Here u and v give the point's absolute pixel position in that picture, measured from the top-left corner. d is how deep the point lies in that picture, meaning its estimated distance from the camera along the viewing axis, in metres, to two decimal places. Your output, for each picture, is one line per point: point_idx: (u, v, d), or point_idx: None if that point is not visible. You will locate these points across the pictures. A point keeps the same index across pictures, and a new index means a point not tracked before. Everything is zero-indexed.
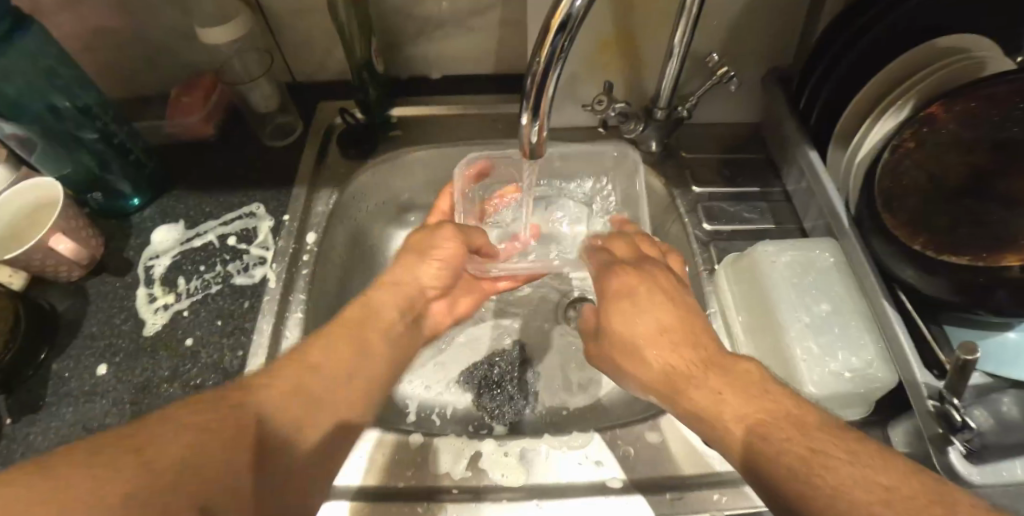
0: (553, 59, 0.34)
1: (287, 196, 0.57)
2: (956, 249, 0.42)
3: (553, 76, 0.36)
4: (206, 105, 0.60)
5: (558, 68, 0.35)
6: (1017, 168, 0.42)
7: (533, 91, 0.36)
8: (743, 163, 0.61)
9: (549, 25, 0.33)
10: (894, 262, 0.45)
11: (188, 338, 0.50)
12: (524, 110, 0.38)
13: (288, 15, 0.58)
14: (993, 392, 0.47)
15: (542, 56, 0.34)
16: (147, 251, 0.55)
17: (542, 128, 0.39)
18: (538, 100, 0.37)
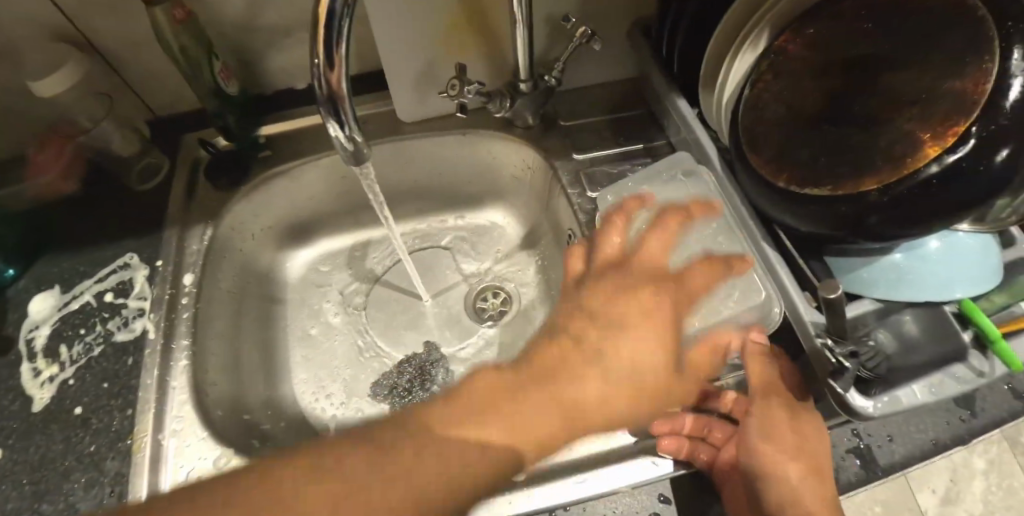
0: (333, 61, 0.32)
1: (160, 239, 0.55)
2: (819, 182, 0.40)
3: (342, 77, 0.33)
4: (63, 159, 0.57)
5: (345, 66, 0.33)
6: (870, 85, 0.39)
7: (326, 95, 0.34)
8: (626, 122, 0.59)
9: (318, 23, 0.30)
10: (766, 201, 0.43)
11: (77, 406, 0.49)
12: (326, 115, 0.35)
13: (121, 51, 0.54)
14: (893, 312, 0.45)
15: (321, 57, 0.31)
16: (27, 323, 0.53)
17: (354, 131, 0.37)
18: (335, 103, 0.34)
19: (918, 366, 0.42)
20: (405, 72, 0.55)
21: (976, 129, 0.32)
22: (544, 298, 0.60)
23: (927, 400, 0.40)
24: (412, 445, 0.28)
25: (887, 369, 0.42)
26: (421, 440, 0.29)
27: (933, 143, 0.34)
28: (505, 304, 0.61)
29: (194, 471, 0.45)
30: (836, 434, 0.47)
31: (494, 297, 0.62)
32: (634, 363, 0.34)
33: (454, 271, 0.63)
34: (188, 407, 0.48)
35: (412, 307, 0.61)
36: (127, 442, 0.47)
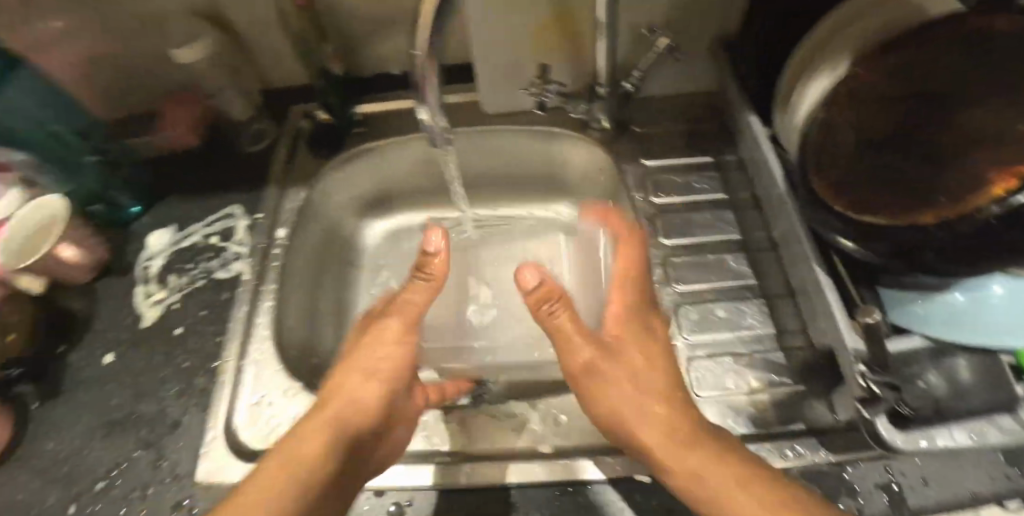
0: (431, 52, 0.36)
1: (261, 196, 0.62)
2: (875, 209, 0.41)
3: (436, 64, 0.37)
4: (188, 117, 0.65)
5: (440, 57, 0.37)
6: (947, 119, 0.40)
7: (418, 80, 0.39)
8: (697, 135, 0.61)
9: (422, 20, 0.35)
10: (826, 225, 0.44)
11: (179, 328, 0.57)
12: (419, 103, 0.41)
13: (249, 29, 0.62)
14: (948, 354, 0.44)
15: (421, 47, 0.36)
16: (145, 253, 0.62)
17: (440, 116, 0.42)
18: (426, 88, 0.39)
19: (962, 410, 0.41)
20: (491, 68, 0.60)
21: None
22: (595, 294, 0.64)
23: (966, 445, 0.40)
24: (284, 436, 0.41)
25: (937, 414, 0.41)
26: (291, 430, 0.41)
27: (1004, 180, 0.33)
28: None
29: (268, 397, 0.52)
30: (865, 467, 0.45)
31: None
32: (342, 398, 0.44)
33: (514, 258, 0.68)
34: (268, 343, 0.54)
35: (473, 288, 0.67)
36: (216, 363, 0.54)
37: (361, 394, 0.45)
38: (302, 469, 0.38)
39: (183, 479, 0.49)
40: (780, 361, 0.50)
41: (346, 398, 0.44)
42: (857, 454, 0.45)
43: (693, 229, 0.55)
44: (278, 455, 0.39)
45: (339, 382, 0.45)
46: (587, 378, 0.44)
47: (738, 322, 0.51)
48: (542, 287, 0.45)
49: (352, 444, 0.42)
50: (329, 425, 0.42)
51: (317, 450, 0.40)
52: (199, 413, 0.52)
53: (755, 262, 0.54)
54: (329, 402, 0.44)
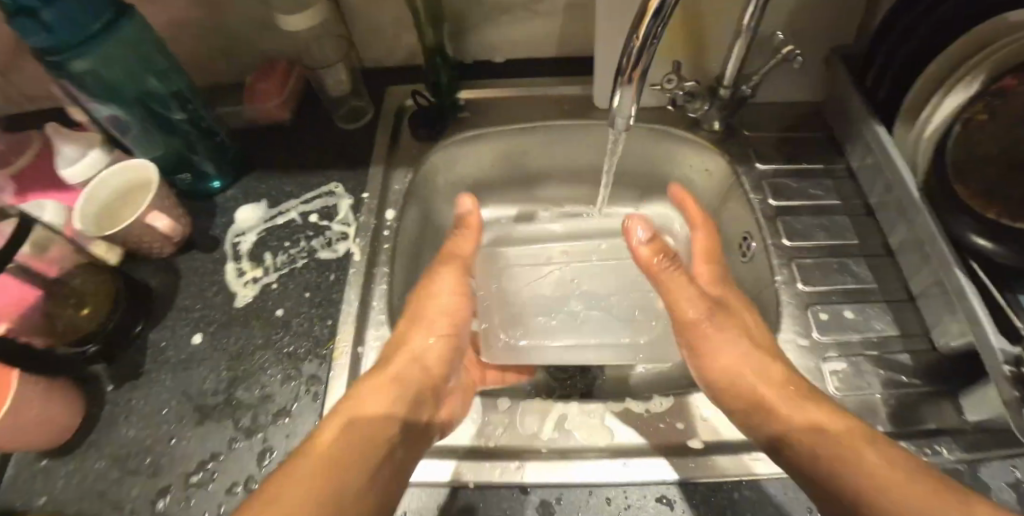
0: (646, 42, 0.35)
1: (363, 176, 0.60)
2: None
3: (647, 53, 0.37)
4: (283, 90, 0.63)
5: (653, 48, 0.36)
6: None
7: (627, 71, 0.38)
8: (804, 143, 0.62)
9: (647, 9, 0.34)
10: (970, 229, 0.46)
11: (279, 309, 0.53)
12: (615, 95, 0.41)
13: (360, 3, 0.60)
14: None
15: (640, 35, 0.35)
16: (233, 228, 0.58)
17: (633, 106, 0.42)
18: (630, 76, 0.38)
19: None
20: (612, 61, 0.59)
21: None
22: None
23: None
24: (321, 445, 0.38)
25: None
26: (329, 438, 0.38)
27: None
28: None
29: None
30: (995, 465, 0.43)
31: None
32: (373, 397, 0.43)
33: None
34: (385, 328, 0.51)
35: None
36: (326, 348, 0.50)
37: (428, 356, 0.48)
38: (375, 418, 0.41)
39: None
40: (904, 364, 0.50)
41: (412, 361, 0.47)
42: (987, 453, 0.44)
43: (813, 230, 0.56)
44: (323, 460, 0.36)
45: (410, 336, 0.48)
46: (701, 336, 0.49)
47: (867, 324, 0.51)
48: (655, 241, 0.49)
49: (415, 400, 0.44)
50: (403, 383, 0.45)
51: (389, 403, 0.43)
52: (309, 402, 0.48)
53: (876, 267, 0.54)
54: (391, 354, 0.47)
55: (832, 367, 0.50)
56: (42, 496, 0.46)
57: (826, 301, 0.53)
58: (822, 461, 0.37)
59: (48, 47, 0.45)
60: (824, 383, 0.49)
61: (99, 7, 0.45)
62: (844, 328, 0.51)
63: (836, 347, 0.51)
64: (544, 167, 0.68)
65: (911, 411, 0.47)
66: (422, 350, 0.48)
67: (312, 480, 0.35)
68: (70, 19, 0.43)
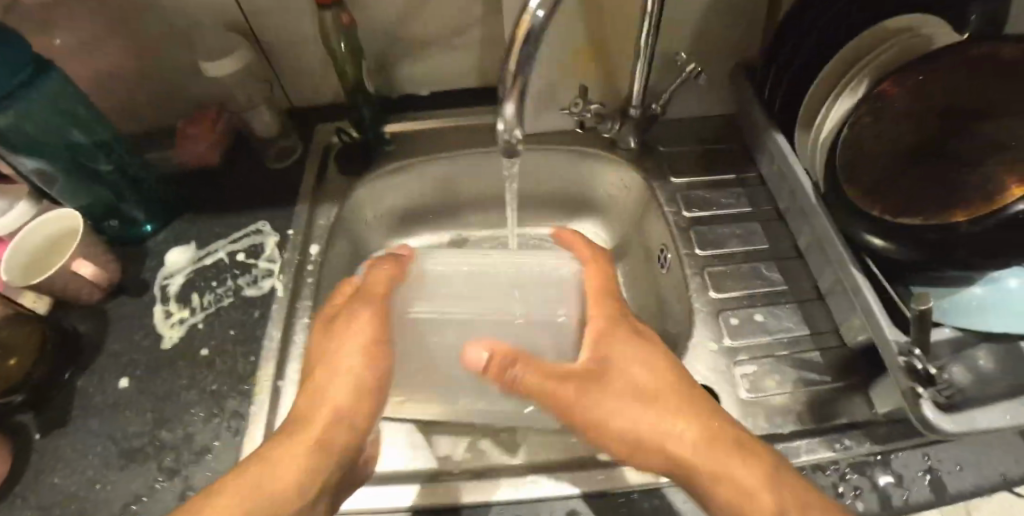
0: (520, 68, 0.39)
1: (290, 212, 0.61)
2: (911, 211, 0.44)
3: (523, 78, 0.40)
4: (214, 132, 0.64)
5: (527, 73, 0.40)
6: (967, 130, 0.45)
7: (507, 95, 0.41)
8: (718, 155, 0.65)
9: (516, 36, 0.37)
10: (865, 229, 0.46)
11: (204, 348, 0.54)
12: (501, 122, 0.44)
13: (283, 47, 0.63)
14: (968, 346, 0.48)
15: (514, 62, 0.39)
16: (162, 271, 0.59)
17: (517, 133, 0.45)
18: (509, 100, 0.41)
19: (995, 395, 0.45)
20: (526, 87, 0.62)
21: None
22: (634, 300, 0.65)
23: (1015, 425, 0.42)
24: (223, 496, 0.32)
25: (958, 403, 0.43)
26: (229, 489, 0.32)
27: None
28: None
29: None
30: (910, 458, 0.44)
31: None
32: (290, 454, 0.34)
33: None
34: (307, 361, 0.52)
35: None
36: (249, 384, 0.51)
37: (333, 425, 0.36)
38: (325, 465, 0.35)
39: None
40: (813, 362, 0.51)
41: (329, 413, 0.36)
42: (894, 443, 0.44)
43: (727, 238, 0.58)
44: None
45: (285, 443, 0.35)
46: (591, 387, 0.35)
47: (778, 327, 0.53)
48: (496, 358, 0.35)
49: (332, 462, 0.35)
50: (318, 435, 0.35)
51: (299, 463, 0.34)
52: (232, 441, 0.48)
53: (787, 269, 0.56)
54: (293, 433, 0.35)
55: (744, 370, 0.50)
56: None
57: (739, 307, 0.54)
58: (747, 509, 0.31)
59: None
60: (736, 387, 0.49)
61: (20, 69, 0.47)
62: (757, 331, 0.52)
63: (748, 351, 0.51)
64: (472, 193, 0.69)
65: (829, 408, 0.48)
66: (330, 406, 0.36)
67: (243, 504, 0.31)
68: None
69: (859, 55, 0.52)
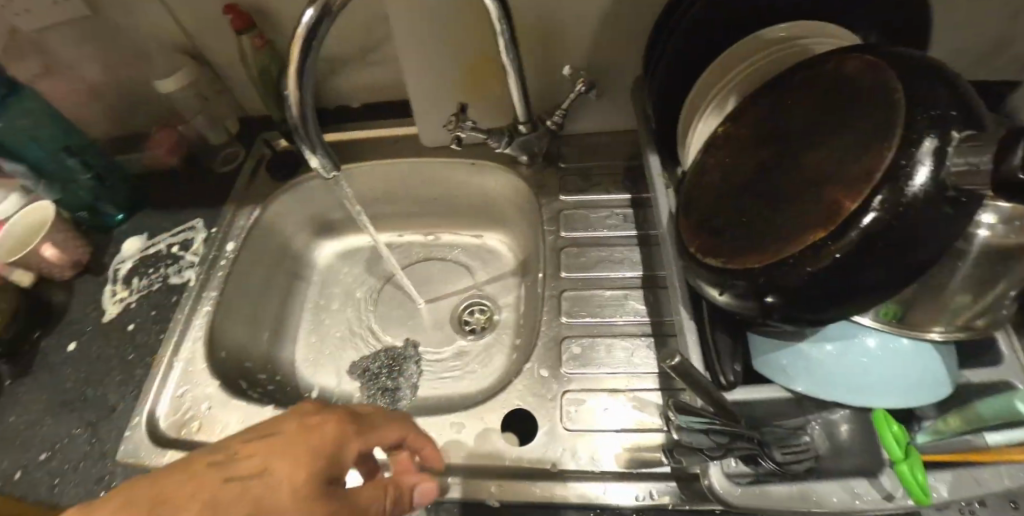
0: (300, 88, 0.43)
1: (219, 211, 0.69)
2: (719, 252, 0.42)
3: (304, 98, 0.43)
4: (171, 140, 0.74)
5: (307, 91, 0.43)
6: (794, 157, 0.41)
7: (298, 121, 0.45)
8: (620, 174, 0.63)
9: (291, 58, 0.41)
10: (704, 279, 0.42)
11: (131, 324, 0.64)
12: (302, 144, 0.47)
13: (225, 63, 0.71)
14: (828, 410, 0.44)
15: (292, 87, 0.42)
16: (118, 256, 0.70)
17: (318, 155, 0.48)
18: (299, 125, 0.45)
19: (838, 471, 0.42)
20: (425, 103, 0.65)
21: (870, 208, 0.32)
22: (524, 316, 0.65)
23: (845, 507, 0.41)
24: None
25: (808, 471, 0.42)
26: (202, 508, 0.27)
27: (822, 229, 0.35)
28: (487, 322, 0.68)
29: (203, 405, 0.56)
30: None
31: (480, 314, 0.69)
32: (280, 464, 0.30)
33: (453, 284, 0.71)
34: (198, 344, 0.60)
35: (409, 307, 0.70)
36: (153, 358, 0.60)
37: (275, 492, 0.29)
38: (270, 509, 0.28)
39: (109, 457, 0.55)
40: (648, 399, 0.49)
41: (249, 493, 0.29)
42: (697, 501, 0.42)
43: (598, 261, 0.57)
44: None
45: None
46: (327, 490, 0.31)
47: (621, 359, 0.51)
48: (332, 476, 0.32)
49: (342, 497, 0.31)
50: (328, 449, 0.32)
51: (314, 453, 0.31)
52: (132, 403, 0.58)
53: (654, 299, 0.54)
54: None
55: (572, 397, 0.50)
56: None
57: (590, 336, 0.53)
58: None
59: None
60: (559, 419, 0.49)
61: None
62: (597, 362, 0.51)
63: (580, 380, 0.51)
64: (387, 197, 0.72)
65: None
66: (255, 479, 0.29)
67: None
68: None
69: (728, 69, 0.50)
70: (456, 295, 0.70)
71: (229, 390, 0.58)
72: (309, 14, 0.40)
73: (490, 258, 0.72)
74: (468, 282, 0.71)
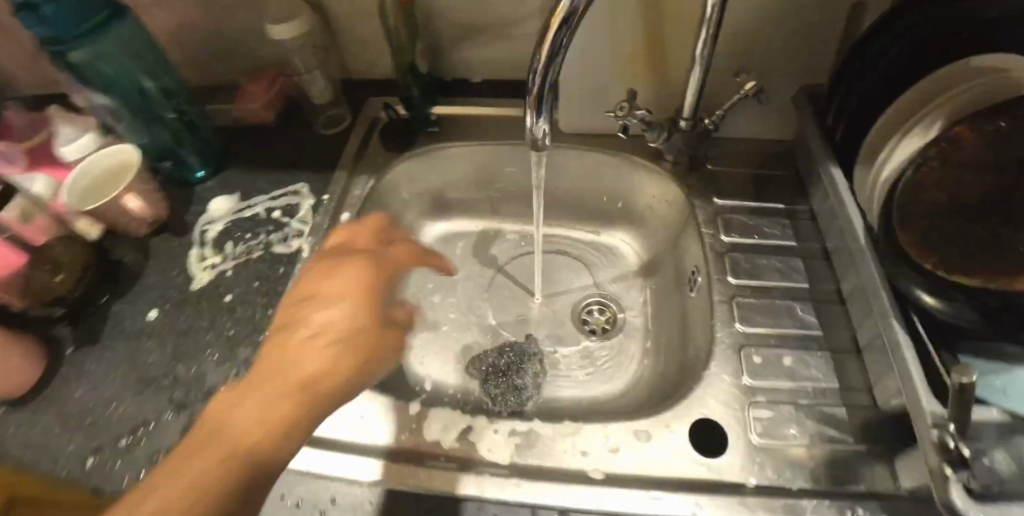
0: (557, 55, 0.37)
1: (329, 176, 0.62)
2: (968, 272, 0.40)
3: (555, 67, 0.38)
4: (267, 95, 0.67)
5: (561, 59, 0.38)
6: None
7: (536, 88, 0.39)
8: (767, 182, 0.61)
9: (551, 20, 0.36)
10: (916, 284, 0.41)
11: (228, 294, 0.56)
12: (528, 116, 0.42)
13: (342, 16, 0.64)
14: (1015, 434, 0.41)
15: (545, 52, 0.37)
16: (205, 216, 0.62)
17: (542, 125, 0.42)
18: (537, 92, 0.40)
19: None
20: (576, 88, 0.60)
21: None
22: (656, 319, 0.63)
23: None
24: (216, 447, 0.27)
25: None
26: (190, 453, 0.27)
27: None
28: (610, 323, 0.65)
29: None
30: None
31: (600, 314, 0.66)
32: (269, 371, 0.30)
33: (575, 282, 0.68)
34: None
35: (525, 301, 0.66)
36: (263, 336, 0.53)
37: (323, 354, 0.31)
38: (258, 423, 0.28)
39: None
40: (837, 418, 0.46)
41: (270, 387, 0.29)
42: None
43: (761, 270, 0.55)
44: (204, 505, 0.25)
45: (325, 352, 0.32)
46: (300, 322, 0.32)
47: (803, 373, 0.49)
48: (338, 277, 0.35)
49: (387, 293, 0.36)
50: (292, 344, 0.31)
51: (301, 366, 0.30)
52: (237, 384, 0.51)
53: (826, 314, 0.53)
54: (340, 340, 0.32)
55: (757, 414, 0.47)
56: None
57: (767, 347, 0.51)
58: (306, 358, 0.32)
59: (55, 37, 0.51)
60: (746, 429, 0.46)
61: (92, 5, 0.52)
62: (779, 374, 0.49)
63: (767, 393, 0.48)
64: (509, 184, 0.69)
65: (864, 474, 0.43)
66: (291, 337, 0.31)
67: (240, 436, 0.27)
68: (68, 7, 0.50)
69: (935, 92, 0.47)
70: (577, 291, 0.67)
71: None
72: None
73: (612, 257, 0.69)
74: (589, 281, 0.68)
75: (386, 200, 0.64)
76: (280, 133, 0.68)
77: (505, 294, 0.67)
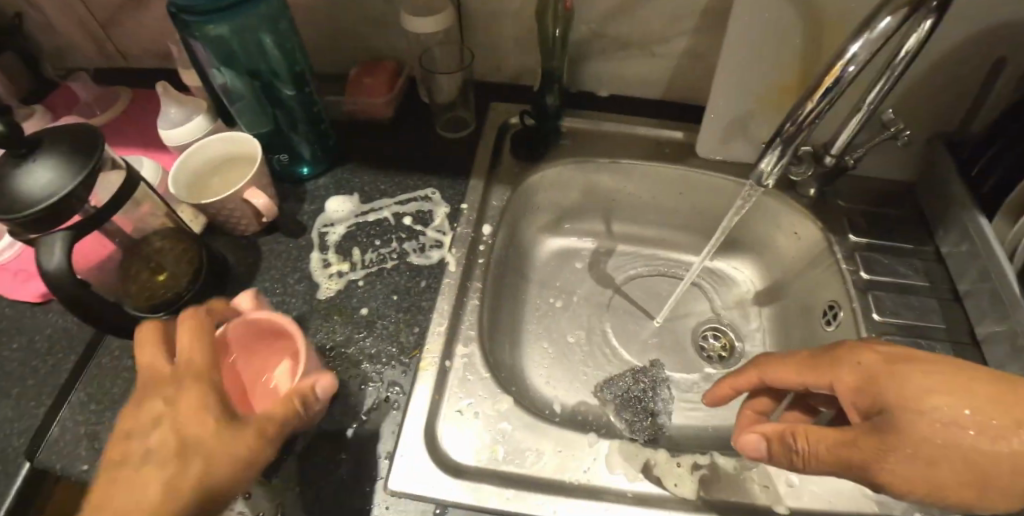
0: (815, 110, 0.40)
1: (462, 185, 0.59)
2: None
3: (813, 122, 0.41)
4: (391, 89, 0.62)
5: (819, 115, 0.41)
6: None
7: (786, 137, 0.42)
8: (891, 220, 0.63)
9: (822, 81, 0.38)
10: None
11: (363, 307, 0.51)
12: (762, 159, 0.45)
13: (482, 16, 0.60)
14: None
15: (810, 103, 0.39)
16: (322, 218, 0.57)
17: (774, 171, 0.45)
18: (782, 138, 0.42)
19: None
20: (722, 113, 0.59)
21: None
22: (777, 349, 0.64)
23: None
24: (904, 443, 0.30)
25: None
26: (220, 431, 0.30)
27: None
28: (727, 350, 0.65)
29: (501, 422, 0.46)
30: None
31: (716, 340, 0.66)
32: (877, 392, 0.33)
33: (694, 307, 0.68)
34: (474, 346, 0.50)
35: (644, 324, 0.65)
36: (411, 357, 0.48)
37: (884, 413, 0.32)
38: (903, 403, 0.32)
39: (371, 483, 0.41)
40: None
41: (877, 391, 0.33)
42: None
43: (897, 307, 0.56)
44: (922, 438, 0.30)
45: (895, 457, 0.30)
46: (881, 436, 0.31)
47: None
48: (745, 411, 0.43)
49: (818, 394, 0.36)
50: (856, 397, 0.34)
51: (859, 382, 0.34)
52: (390, 411, 0.45)
53: (963, 356, 0.53)
54: (875, 448, 0.31)
55: None
56: (84, 463, 0.44)
57: None
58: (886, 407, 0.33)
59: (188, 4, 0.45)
60: None
61: None
62: None
63: None
64: (634, 206, 0.68)
65: None
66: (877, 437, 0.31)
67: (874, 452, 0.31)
68: None
69: None
70: (694, 316, 0.67)
71: (528, 409, 0.48)
72: (886, 19, 0.35)
73: (724, 284, 0.71)
74: (706, 307, 0.69)
75: (515, 211, 0.62)
76: (398, 133, 0.63)
77: (625, 316, 0.65)
